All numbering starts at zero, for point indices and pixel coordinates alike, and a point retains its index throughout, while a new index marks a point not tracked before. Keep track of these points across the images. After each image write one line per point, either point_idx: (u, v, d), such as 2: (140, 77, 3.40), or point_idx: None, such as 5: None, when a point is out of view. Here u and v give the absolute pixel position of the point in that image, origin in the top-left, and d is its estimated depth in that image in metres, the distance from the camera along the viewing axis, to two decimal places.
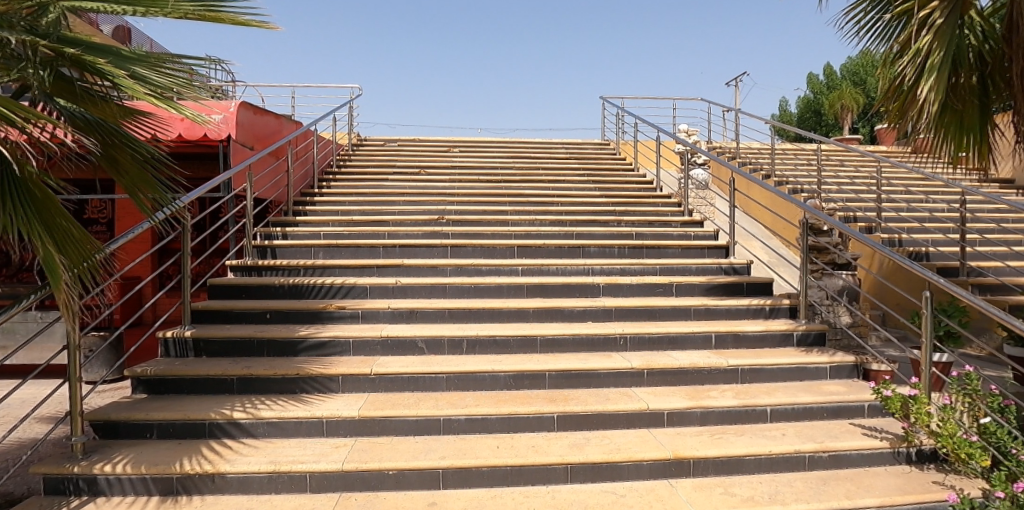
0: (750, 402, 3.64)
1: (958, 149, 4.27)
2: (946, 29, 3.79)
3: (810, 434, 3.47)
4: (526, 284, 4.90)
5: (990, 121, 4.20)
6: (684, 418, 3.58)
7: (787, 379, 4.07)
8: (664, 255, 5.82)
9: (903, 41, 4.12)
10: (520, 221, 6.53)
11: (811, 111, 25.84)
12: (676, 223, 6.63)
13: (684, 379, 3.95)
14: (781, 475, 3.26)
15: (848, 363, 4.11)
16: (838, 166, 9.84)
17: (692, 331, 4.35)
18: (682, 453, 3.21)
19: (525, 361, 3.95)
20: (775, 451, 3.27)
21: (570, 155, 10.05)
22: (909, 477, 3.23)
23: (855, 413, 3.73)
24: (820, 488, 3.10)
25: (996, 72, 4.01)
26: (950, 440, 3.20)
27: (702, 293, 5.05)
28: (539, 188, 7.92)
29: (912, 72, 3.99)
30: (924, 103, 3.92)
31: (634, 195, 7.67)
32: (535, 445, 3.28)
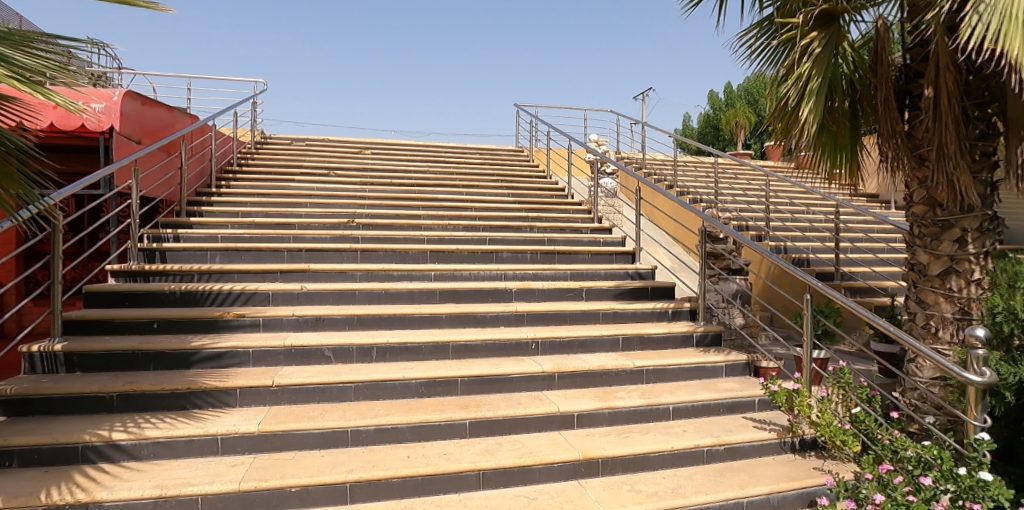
0: (654, 401, 3.80)
1: (833, 166, 4.71)
2: (823, 58, 4.18)
3: (708, 429, 3.67)
4: (439, 290, 4.84)
5: (859, 142, 4.65)
6: (594, 419, 3.67)
7: (686, 377, 4.29)
8: (574, 261, 5.95)
9: (786, 67, 4.47)
10: (433, 226, 6.44)
11: (710, 127, 27.61)
12: (586, 229, 6.83)
13: (593, 381, 4.06)
14: (681, 469, 3.42)
15: (741, 361, 4.41)
16: (732, 180, 10.60)
17: (600, 334, 4.48)
18: (591, 453, 3.28)
19: (437, 368, 3.89)
20: (677, 447, 3.42)
21: (484, 161, 10.10)
22: (794, 465, 3.50)
23: (747, 408, 4.00)
24: (717, 480, 3.29)
25: (864, 98, 4.43)
26: (827, 429, 3.53)
27: (610, 298, 5.22)
28: (452, 194, 7.88)
29: (794, 93, 4.33)
30: (805, 123, 4.26)
31: (546, 201, 7.83)
32: (447, 453, 3.24)
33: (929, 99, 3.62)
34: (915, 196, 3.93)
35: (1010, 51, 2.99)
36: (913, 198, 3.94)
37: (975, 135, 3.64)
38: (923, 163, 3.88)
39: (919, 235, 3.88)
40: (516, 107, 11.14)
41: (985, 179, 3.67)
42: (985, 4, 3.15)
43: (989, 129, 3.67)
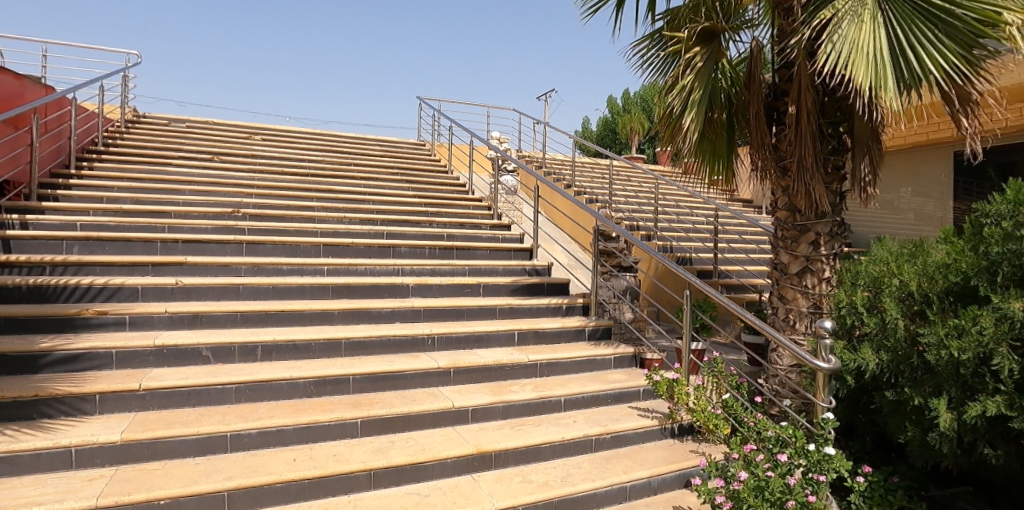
0: (546, 394, 3.91)
1: (712, 172, 5.09)
2: (704, 72, 4.51)
3: (596, 419, 3.85)
4: (331, 285, 4.67)
5: (735, 151, 5.05)
6: (488, 413, 3.72)
7: (577, 370, 4.46)
8: (473, 256, 5.98)
9: (672, 77, 4.76)
10: (328, 219, 6.21)
11: (608, 130, 28.80)
12: (486, 225, 6.89)
13: (487, 376, 4.11)
14: (571, 458, 3.56)
15: (628, 353, 4.67)
16: (625, 182, 11.16)
17: (496, 329, 4.54)
18: (484, 447, 3.33)
19: (327, 366, 3.76)
20: (567, 438, 3.55)
21: (384, 153, 9.87)
22: (673, 449, 3.76)
23: (632, 397, 4.24)
24: (603, 466, 3.46)
25: (739, 111, 4.82)
26: (702, 414, 3.85)
27: (507, 293, 5.31)
28: (349, 185, 7.62)
29: (678, 103, 4.62)
30: (688, 131, 4.57)
31: (447, 196, 7.80)
32: (336, 454, 3.15)
33: (791, 116, 4.01)
34: (779, 202, 4.35)
35: (856, 79, 3.40)
36: (777, 204, 4.36)
37: (828, 150, 4.09)
38: (786, 173, 4.29)
39: (782, 237, 4.30)
40: (418, 99, 10.98)
41: (835, 190, 4.14)
42: (838, 35, 3.56)
43: (839, 145, 4.14)
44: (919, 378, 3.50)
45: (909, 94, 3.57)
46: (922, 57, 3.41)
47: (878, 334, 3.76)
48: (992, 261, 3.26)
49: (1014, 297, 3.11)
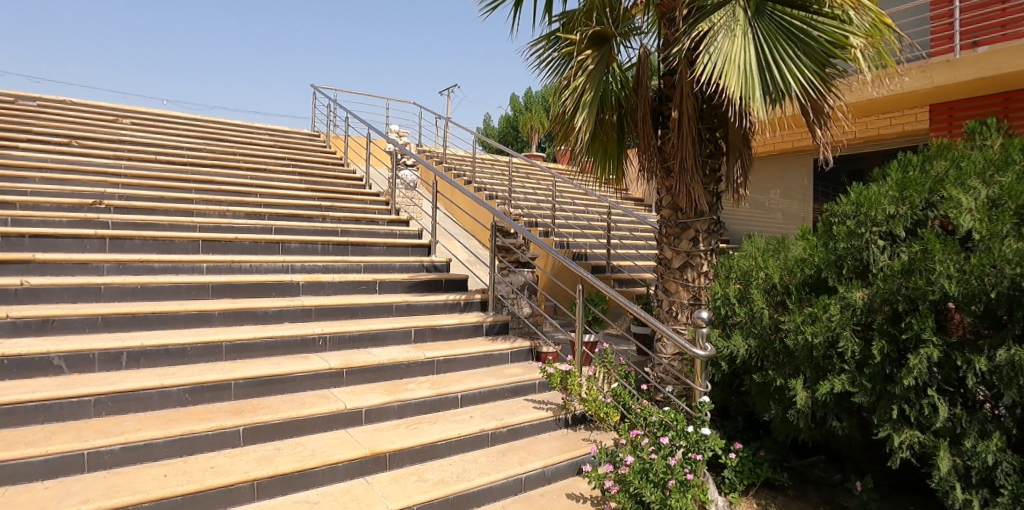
0: (443, 391, 3.90)
1: (604, 171, 5.30)
2: (595, 74, 4.70)
3: (493, 413, 3.90)
4: (211, 284, 4.35)
5: (625, 152, 5.29)
6: (382, 414, 3.64)
7: (474, 366, 4.49)
8: (369, 252, 5.82)
9: (565, 78, 4.91)
10: (209, 212, 5.77)
11: (510, 127, 29.13)
12: (383, 221, 6.73)
13: (382, 375, 4.02)
14: (467, 454, 3.57)
15: (525, 347, 4.77)
16: (525, 179, 11.37)
17: (392, 327, 4.46)
18: (378, 448, 3.26)
19: (204, 372, 3.50)
20: (463, 433, 3.57)
21: (274, 143, 9.33)
22: (567, 438, 3.90)
23: (529, 390, 4.34)
24: (499, 460, 3.51)
25: (628, 114, 5.05)
26: (593, 404, 4.04)
27: (404, 290, 5.22)
28: (233, 176, 7.13)
29: (570, 104, 4.77)
30: (580, 131, 4.73)
31: (342, 190, 7.52)
32: (214, 466, 2.95)
33: (675, 120, 4.31)
34: (663, 201, 4.62)
35: (729, 88, 3.70)
36: (662, 203, 4.63)
37: (706, 154, 4.40)
38: (669, 174, 4.57)
39: (665, 234, 4.57)
40: (313, 87, 10.52)
41: (713, 190, 4.46)
42: (714, 46, 3.83)
43: (716, 149, 4.46)
44: (780, 361, 3.88)
45: (775, 106, 3.92)
46: (785, 73, 3.76)
47: (747, 322, 4.12)
48: (839, 255, 3.68)
49: (856, 287, 3.54)
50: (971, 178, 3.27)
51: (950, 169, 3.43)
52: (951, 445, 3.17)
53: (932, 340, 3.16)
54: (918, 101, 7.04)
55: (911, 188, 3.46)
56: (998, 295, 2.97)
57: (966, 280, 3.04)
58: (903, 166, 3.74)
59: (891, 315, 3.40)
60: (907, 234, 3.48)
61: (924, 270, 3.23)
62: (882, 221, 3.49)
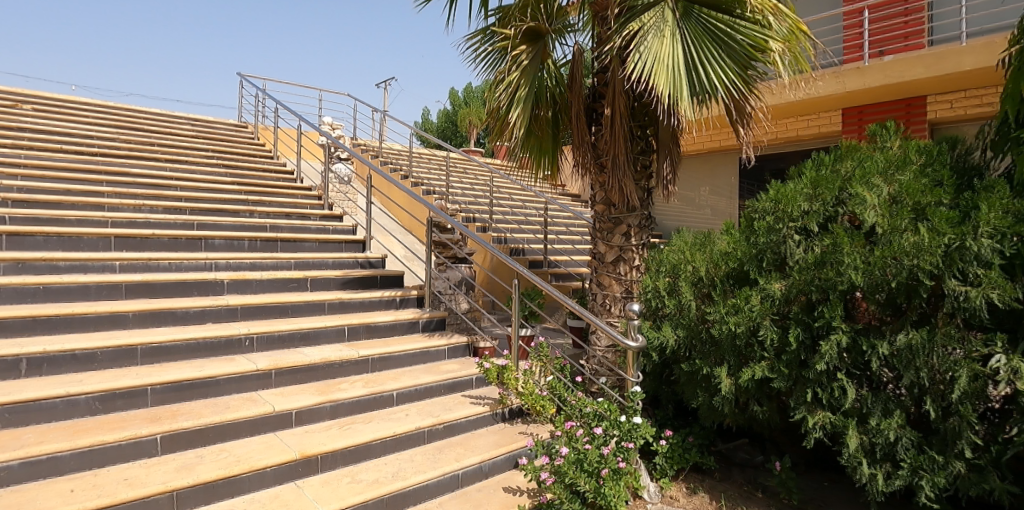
0: (378, 389, 3.83)
1: (539, 167, 5.34)
2: (529, 70, 4.74)
3: (429, 410, 3.87)
4: (125, 284, 4.08)
5: (559, 147, 5.35)
6: (314, 415, 3.53)
7: (411, 362, 4.43)
8: (300, 249, 5.62)
9: (500, 73, 4.92)
10: (124, 207, 5.41)
11: (449, 122, 28.89)
12: (315, 216, 6.52)
13: (314, 375, 3.91)
14: (403, 452, 3.53)
15: (462, 343, 4.76)
16: (463, 174, 11.32)
17: (324, 325, 4.33)
18: (308, 451, 3.16)
19: (117, 378, 3.29)
20: (398, 432, 3.52)
21: (197, 133, 8.85)
22: (504, 433, 3.92)
23: (466, 386, 4.33)
24: (435, 457, 3.48)
25: (563, 110, 5.11)
26: (530, 397, 4.08)
27: (337, 287, 5.09)
28: (151, 168, 6.71)
29: (505, 99, 4.78)
30: (514, 126, 4.75)
31: (271, 183, 7.23)
32: (128, 478, 2.77)
33: (607, 117, 4.40)
34: (596, 196, 4.70)
35: (658, 87, 3.81)
36: (595, 199, 4.72)
37: (637, 151, 4.51)
38: (602, 170, 4.66)
39: (599, 229, 4.66)
40: (239, 75, 10.03)
41: (644, 186, 4.59)
42: (643, 46, 3.93)
43: (646, 147, 4.58)
44: (706, 350, 4.05)
45: (700, 105, 4.06)
46: (709, 73, 3.91)
47: (676, 314, 4.28)
48: (760, 248, 3.88)
49: (774, 278, 3.74)
50: (875, 177, 3.52)
51: (857, 168, 3.67)
52: (859, 424, 3.41)
53: (841, 327, 3.38)
54: (832, 104, 7.51)
55: (823, 185, 3.68)
56: (898, 284, 3.22)
57: (870, 271, 3.29)
58: (816, 165, 3.98)
59: (806, 305, 3.62)
60: (820, 228, 3.71)
61: (834, 262, 3.45)
62: (797, 216, 3.70)
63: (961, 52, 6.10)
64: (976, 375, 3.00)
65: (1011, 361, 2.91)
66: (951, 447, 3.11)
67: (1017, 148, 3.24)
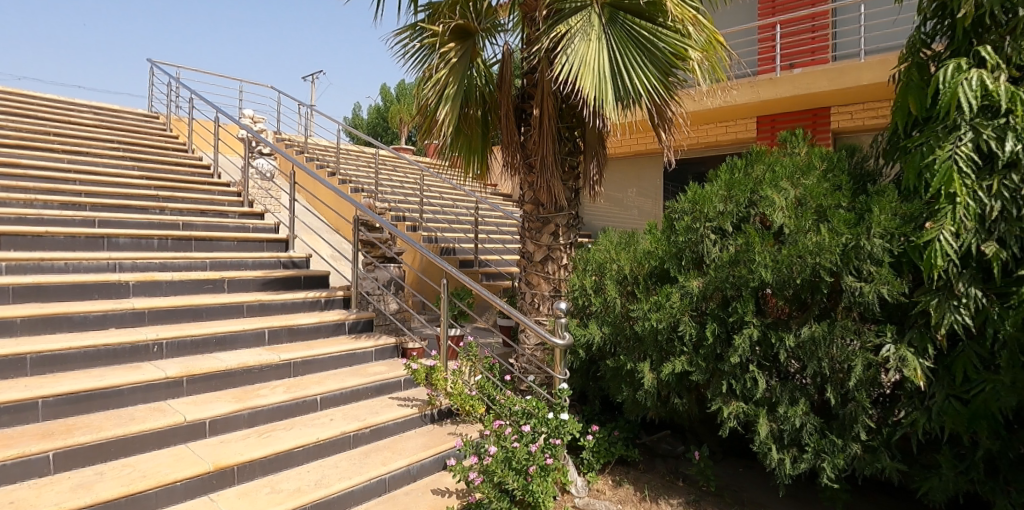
0: (300, 394, 3.69)
1: (468, 166, 5.33)
2: (458, 68, 4.72)
3: (355, 414, 3.77)
4: (13, 287, 3.73)
5: (489, 147, 5.36)
6: (230, 424, 3.36)
7: (336, 366, 4.31)
8: (216, 248, 5.33)
9: (428, 70, 4.88)
10: (13, 201, 4.93)
11: (379, 118, 28.31)
12: (233, 213, 6.20)
13: (230, 382, 3.71)
14: (327, 459, 3.42)
15: (389, 344, 4.68)
16: (393, 172, 11.12)
17: (242, 329, 4.13)
18: (223, 462, 3.00)
19: (2, 391, 2.99)
20: (322, 438, 3.41)
21: (101, 122, 8.21)
22: (433, 434, 3.88)
23: (393, 388, 4.26)
24: (361, 462, 3.40)
25: (492, 109, 5.13)
26: (459, 397, 4.06)
27: (257, 289, 4.86)
28: (46, 159, 6.16)
29: (433, 96, 4.73)
30: (443, 124, 4.70)
31: (185, 178, 6.81)
32: (14, 500, 2.53)
33: (536, 118, 4.45)
34: (525, 196, 4.74)
35: (584, 89, 3.89)
36: (524, 198, 4.76)
37: (565, 152, 4.59)
38: (531, 170, 4.70)
39: (528, 229, 4.71)
40: (149, 62, 9.39)
41: (572, 187, 4.66)
42: (570, 48, 4.00)
43: (574, 148, 4.67)
44: (630, 346, 4.18)
45: (625, 108, 4.18)
46: (633, 78, 4.04)
47: (601, 312, 4.40)
48: (679, 247, 4.05)
49: (693, 276, 3.91)
50: (783, 181, 3.76)
51: (767, 172, 3.90)
52: (769, 412, 3.62)
53: (753, 321, 3.59)
54: (748, 112, 7.94)
55: (737, 188, 3.89)
56: (802, 280, 3.45)
57: (779, 268, 3.50)
58: (731, 169, 4.19)
59: (721, 301, 3.81)
60: (733, 228, 3.91)
61: (746, 261, 3.65)
62: (713, 217, 3.89)
63: (859, 68, 6.61)
64: (870, 364, 3.26)
65: (899, 350, 3.18)
66: (849, 431, 3.37)
67: (905, 156, 3.54)
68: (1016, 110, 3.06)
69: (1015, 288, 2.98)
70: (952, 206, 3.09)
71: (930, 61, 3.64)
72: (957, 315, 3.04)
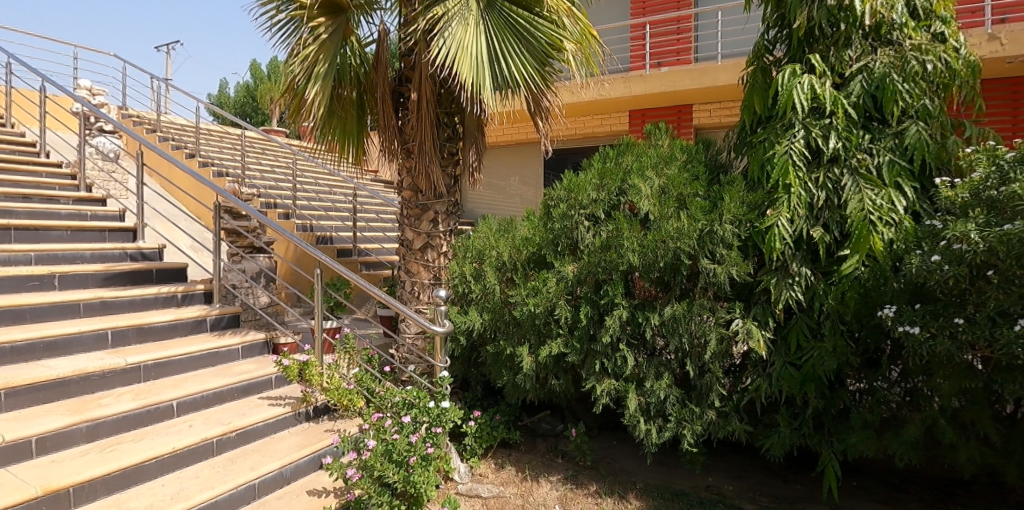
0: (153, 401, 3.34)
1: (342, 150, 5.09)
2: (329, 45, 4.47)
3: (218, 418, 3.49)
4: None
5: (365, 130, 5.15)
6: (65, 440, 2.97)
7: (196, 367, 3.95)
8: (45, 239, 4.64)
9: (297, 46, 4.58)
10: None
11: (247, 97, 26.24)
12: (67, 199, 5.43)
13: (65, 392, 3.27)
14: (185, 470, 3.14)
15: (258, 341, 4.39)
16: (262, 155, 10.39)
17: (79, 331, 3.65)
18: (56, 484, 2.65)
19: None
20: (178, 447, 3.11)
21: None
22: (308, 432, 3.71)
23: (263, 387, 4.00)
24: (226, 469, 3.16)
25: (367, 92, 4.93)
26: (335, 392, 3.90)
27: (97, 284, 4.31)
28: None
29: (301, 74, 4.45)
30: (313, 104, 4.44)
31: (3, 158, 5.85)
32: None
33: (413, 102, 4.35)
34: (403, 182, 4.63)
35: (461, 75, 3.86)
36: (402, 185, 4.64)
37: (444, 137, 4.53)
38: (409, 155, 4.59)
39: (406, 216, 4.62)
40: None
41: (451, 173, 4.61)
42: (447, 32, 3.95)
43: (453, 134, 4.62)
44: (509, 331, 4.28)
45: (503, 95, 4.21)
46: (510, 66, 4.06)
47: (481, 298, 4.44)
48: (555, 234, 4.18)
49: (568, 262, 4.07)
50: (648, 170, 4.00)
51: (635, 162, 4.13)
52: (637, 387, 3.87)
53: (622, 303, 3.82)
54: (620, 106, 8.35)
55: (608, 176, 4.08)
56: (665, 264, 3.71)
57: (645, 253, 3.74)
58: (602, 158, 4.38)
59: (593, 286, 4.00)
60: (605, 216, 4.11)
61: (616, 246, 3.85)
62: (586, 204, 4.06)
63: (717, 70, 7.20)
64: (722, 338, 3.59)
65: (746, 324, 3.53)
66: (705, 400, 3.70)
67: (751, 150, 3.91)
68: (837, 113, 3.53)
69: (836, 266, 3.47)
70: (788, 195, 3.48)
71: (772, 66, 4.04)
72: (791, 292, 3.44)
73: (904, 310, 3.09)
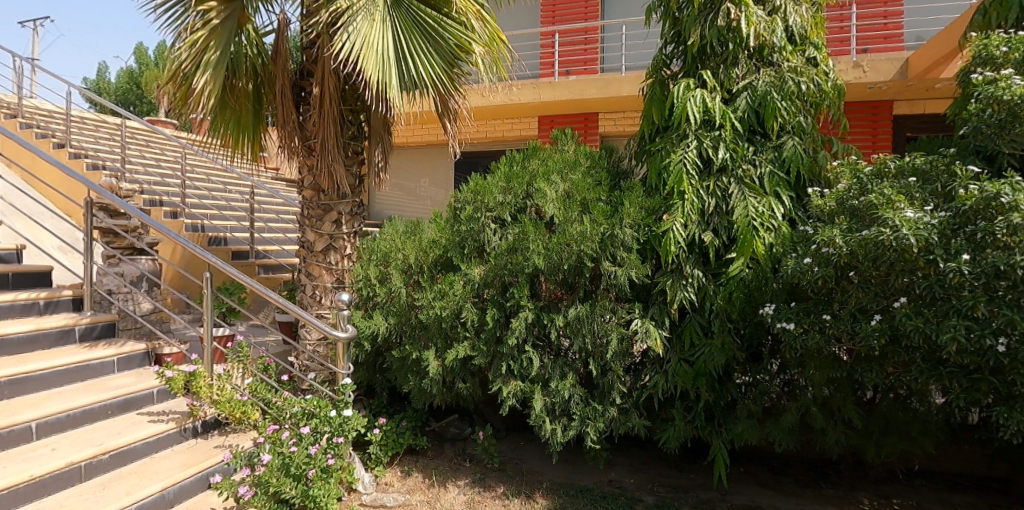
0: (6, 424, 2.96)
1: (236, 144, 4.78)
2: (221, 32, 4.16)
3: (87, 439, 3.16)
4: None
5: (261, 125, 4.86)
6: None
7: (61, 382, 3.55)
8: None
9: (185, 32, 4.24)
10: None
11: (130, 84, 24.06)
12: None
13: None
14: (46, 499, 2.80)
15: (138, 352, 4.02)
16: (145, 148, 9.54)
17: None
18: None
19: None
20: (38, 474, 2.78)
21: None
22: (194, 450, 3.44)
23: (143, 402, 3.67)
24: (96, 496, 2.86)
25: (264, 84, 4.65)
26: (227, 404, 3.64)
27: None
28: None
29: (189, 61, 4.12)
30: (203, 94, 4.13)
31: None
32: None
33: (316, 97, 4.17)
34: (304, 181, 4.42)
35: (367, 72, 3.74)
36: (303, 183, 4.43)
37: (349, 135, 4.38)
38: (311, 153, 4.39)
39: (308, 216, 4.42)
40: None
41: (355, 172, 4.46)
42: (352, 27, 3.82)
43: (358, 132, 4.47)
44: (415, 335, 4.21)
45: (411, 95, 4.13)
46: (418, 65, 3.99)
47: (386, 302, 4.33)
48: (462, 236, 4.16)
49: (475, 264, 4.07)
50: (554, 175, 4.08)
51: (541, 166, 4.20)
52: (543, 388, 3.94)
53: (528, 305, 3.87)
54: (528, 110, 8.48)
55: (515, 180, 4.13)
56: (569, 266, 3.81)
57: (550, 255, 3.82)
58: (509, 162, 4.42)
59: (500, 288, 4.02)
60: (512, 219, 4.15)
61: (523, 249, 3.89)
62: (493, 207, 4.08)
63: (621, 80, 7.52)
64: (623, 337, 3.74)
65: (644, 324, 3.69)
66: (607, 397, 3.83)
67: (649, 158, 4.10)
68: (725, 125, 3.78)
69: (724, 268, 3.71)
70: (683, 202, 3.69)
71: (669, 79, 4.26)
72: (685, 292, 3.65)
73: (782, 308, 3.42)
